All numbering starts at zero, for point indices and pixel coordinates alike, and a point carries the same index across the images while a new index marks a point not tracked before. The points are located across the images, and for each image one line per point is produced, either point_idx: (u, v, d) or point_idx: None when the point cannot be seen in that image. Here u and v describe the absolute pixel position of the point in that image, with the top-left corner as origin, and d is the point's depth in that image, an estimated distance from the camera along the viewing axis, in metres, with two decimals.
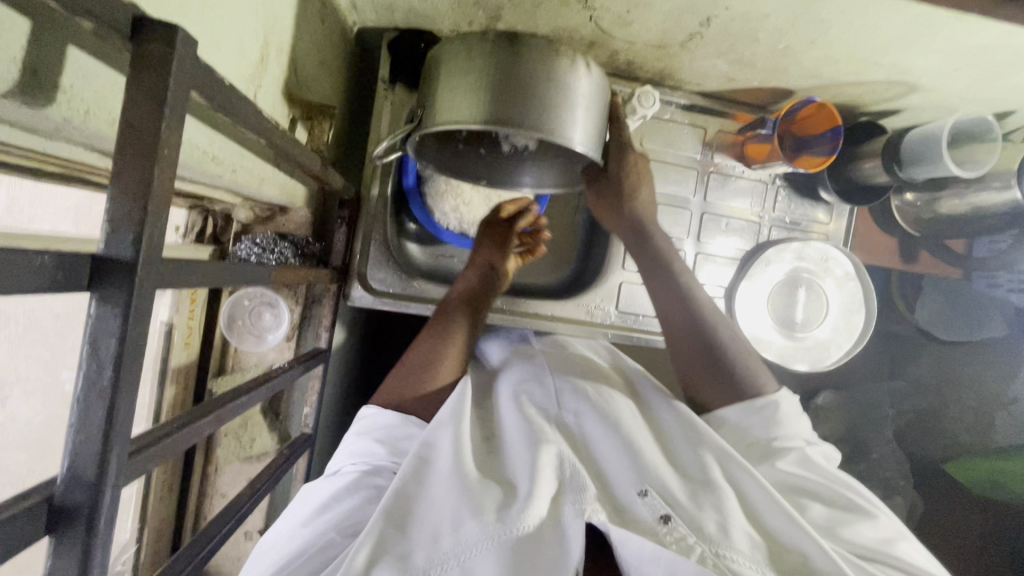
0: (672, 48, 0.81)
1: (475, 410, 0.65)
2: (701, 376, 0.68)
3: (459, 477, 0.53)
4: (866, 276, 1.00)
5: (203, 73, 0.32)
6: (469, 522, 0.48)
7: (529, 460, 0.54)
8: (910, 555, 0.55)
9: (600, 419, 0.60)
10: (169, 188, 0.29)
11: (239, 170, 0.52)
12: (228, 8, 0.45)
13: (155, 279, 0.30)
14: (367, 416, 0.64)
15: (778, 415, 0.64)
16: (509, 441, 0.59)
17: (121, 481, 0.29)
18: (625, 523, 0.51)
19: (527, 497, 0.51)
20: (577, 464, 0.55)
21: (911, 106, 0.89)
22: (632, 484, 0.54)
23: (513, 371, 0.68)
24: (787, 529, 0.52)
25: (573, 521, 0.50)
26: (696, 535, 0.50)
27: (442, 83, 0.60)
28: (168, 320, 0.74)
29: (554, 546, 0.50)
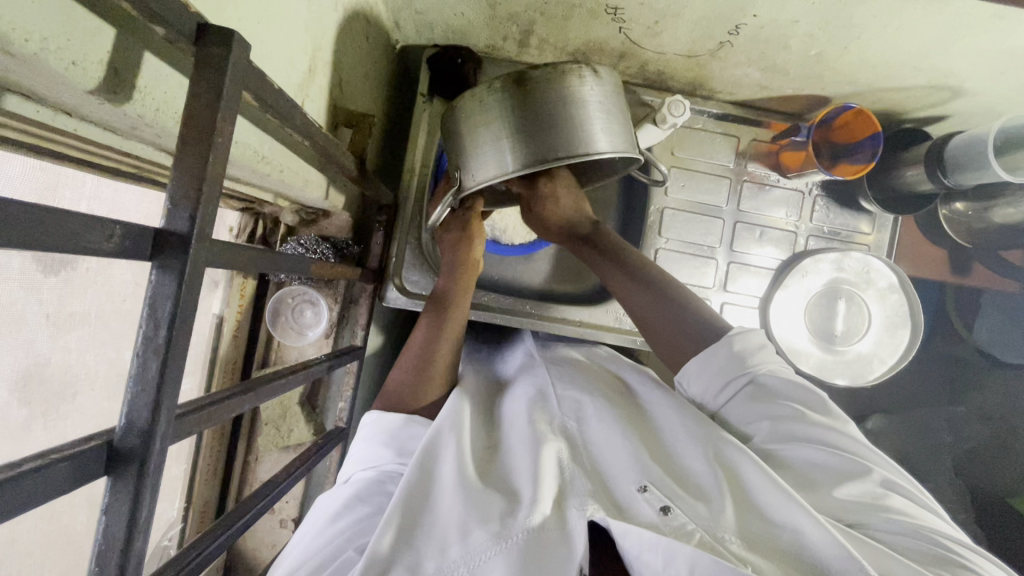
0: (702, 57, 0.82)
1: (482, 422, 0.65)
2: (654, 325, 0.68)
3: (462, 483, 0.52)
4: (911, 289, 0.96)
5: (256, 74, 0.36)
6: (477, 530, 0.47)
7: (530, 463, 0.54)
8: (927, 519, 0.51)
9: (601, 422, 0.60)
10: (222, 174, 0.33)
11: (286, 170, 0.57)
12: (280, 23, 0.50)
13: (206, 255, 0.33)
14: (368, 424, 0.63)
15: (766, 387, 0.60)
16: (511, 445, 0.59)
17: (169, 433, 0.33)
18: (626, 519, 0.49)
19: (530, 499, 0.50)
20: (578, 468, 0.54)
21: (957, 112, 0.86)
22: (631, 481, 0.53)
23: (522, 389, 0.69)
24: (783, 505, 0.49)
25: (576, 519, 0.49)
26: (697, 524, 0.48)
27: (472, 139, 0.66)
28: (219, 312, 0.81)
29: (560, 544, 0.47)
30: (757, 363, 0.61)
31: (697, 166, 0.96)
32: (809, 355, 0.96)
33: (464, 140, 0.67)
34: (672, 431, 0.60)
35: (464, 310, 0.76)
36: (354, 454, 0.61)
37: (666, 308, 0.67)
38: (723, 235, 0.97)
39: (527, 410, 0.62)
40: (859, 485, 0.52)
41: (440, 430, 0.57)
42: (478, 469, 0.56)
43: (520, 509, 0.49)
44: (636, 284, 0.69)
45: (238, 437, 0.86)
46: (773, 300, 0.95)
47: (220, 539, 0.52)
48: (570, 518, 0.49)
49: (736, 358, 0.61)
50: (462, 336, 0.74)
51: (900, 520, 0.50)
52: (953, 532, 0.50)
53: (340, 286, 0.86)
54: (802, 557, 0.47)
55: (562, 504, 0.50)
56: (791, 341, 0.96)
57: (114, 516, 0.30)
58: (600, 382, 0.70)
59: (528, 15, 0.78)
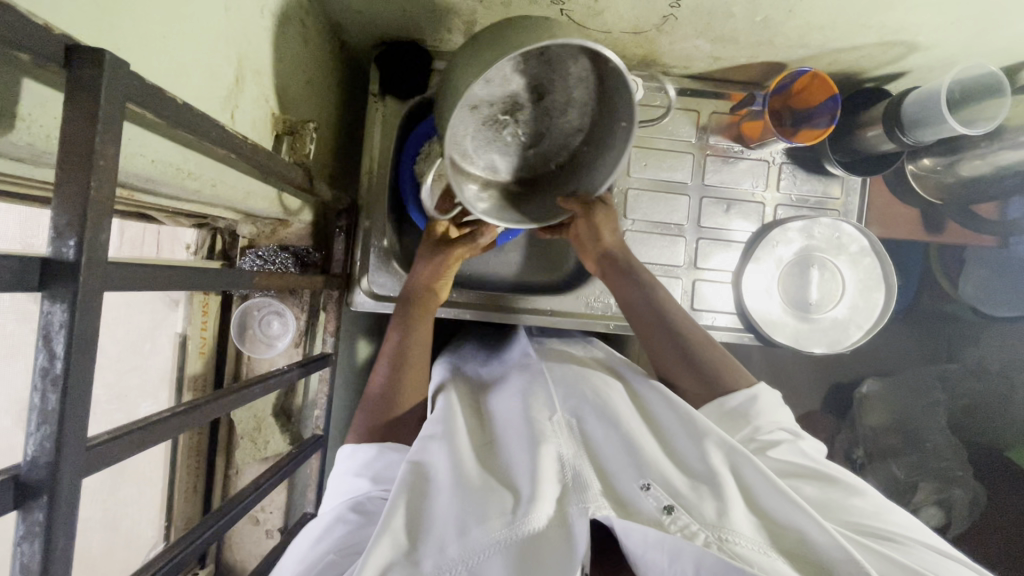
0: (649, 32, 0.80)
1: (475, 418, 0.64)
2: (669, 357, 0.71)
3: (459, 480, 0.51)
4: (883, 251, 0.94)
5: (143, 88, 0.35)
6: (475, 529, 0.47)
7: (527, 458, 0.52)
8: (906, 526, 0.53)
9: (600, 417, 0.58)
10: (111, 198, 0.32)
11: (219, 184, 0.56)
12: (193, 36, 0.50)
13: (105, 280, 0.33)
14: (346, 456, 0.62)
15: (754, 408, 0.64)
16: (507, 438, 0.58)
17: (82, 462, 0.33)
18: (628, 516, 0.49)
19: (528, 497, 0.49)
20: (577, 463, 0.53)
21: (915, 68, 0.84)
22: (633, 478, 0.52)
23: (513, 381, 0.67)
24: (784, 506, 0.49)
25: (577, 517, 0.48)
26: (699, 522, 0.48)
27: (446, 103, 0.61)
28: (182, 330, 0.81)
29: (560, 544, 0.47)
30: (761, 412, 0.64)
31: (658, 144, 0.95)
32: (784, 326, 0.95)
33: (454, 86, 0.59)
34: (671, 427, 0.59)
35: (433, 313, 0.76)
36: (334, 486, 0.61)
37: (680, 358, 0.70)
38: (690, 212, 0.96)
39: (520, 401, 0.60)
40: (861, 502, 0.54)
41: (431, 428, 0.57)
42: (473, 463, 0.54)
43: (517, 507, 0.48)
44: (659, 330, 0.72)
45: (217, 453, 0.85)
46: (744, 273, 0.94)
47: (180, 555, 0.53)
48: (571, 515, 0.49)
49: (750, 402, 0.64)
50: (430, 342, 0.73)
51: (887, 527, 0.52)
52: (940, 546, 0.52)
53: (304, 296, 0.87)
54: (804, 554, 0.47)
55: (562, 501, 0.50)
56: (766, 314, 0.95)
57: (27, 551, 0.30)
58: (590, 371, 0.68)
59: (468, 5, 0.77)
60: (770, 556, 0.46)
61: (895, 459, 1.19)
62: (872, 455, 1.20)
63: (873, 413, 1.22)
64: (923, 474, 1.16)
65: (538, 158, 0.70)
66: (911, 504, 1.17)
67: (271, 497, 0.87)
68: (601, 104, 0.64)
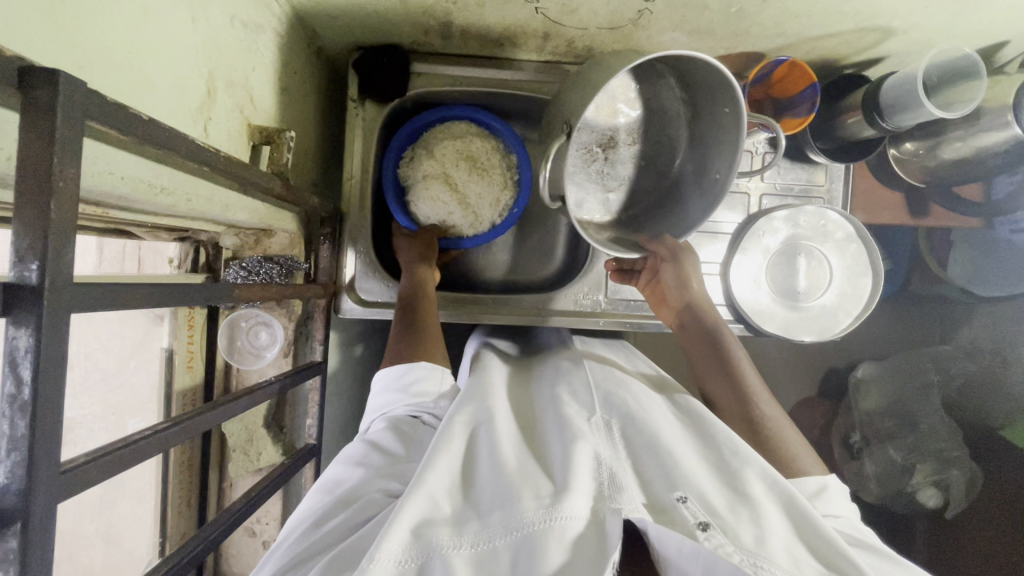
0: (625, 27, 0.80)
1: (515, 409, 0.63)
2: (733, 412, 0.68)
3: (498, 463, 0.51)
4: (868, 237, 0.94)
5: (103, 105, 0.35)
6: (511, 507, 0.46)
7: (567, 453, 0.52)
8: None
9: (640, 425, 0.58)
10: (74, 219, 0.32)
11: (194, 199, 0.56)
12: (160, 51, 0.49)
13: (72, 303, 0.33)
14: (382, 381, 0.68)
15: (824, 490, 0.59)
16: (545, 435, 0.57)
17: (56, 486, 0.32)
18: (662, 522, 0.47)
19: (567, 487, 0.48)
20: (614, 467, 0.52)
21: (893, 53, 0.84)
22: (669, 490, 0.50)
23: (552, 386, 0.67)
24: (820, 543, 0.48)
25: (610, 517, 0.47)
26: (735, 545, 0.46)
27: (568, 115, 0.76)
28: (167, 346, 0.80)
29: (592, 543, 0.45)
30: (826, 483, 0.60)
31: None
32: (773, 315, 0.94)
33: (578, 96, 0.74)
34: (707, 439, 0.58)
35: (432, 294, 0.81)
36: (377, 404, 0.66)
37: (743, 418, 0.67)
38: None
39: (562, 406, 0.61)
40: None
41: (476, 415, 0.57)
42: (513, 448, 0.54)
43: (553, 493, 0.47)
44: (725, 376, 0.71)
45: (209, 467, 0.84)
46: (731, 264, 0.94)
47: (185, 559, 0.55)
48: (606, 519, 0.47)
49: (820, 493, 0.59)
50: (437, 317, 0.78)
51: None
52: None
53: (292, 305, 0.86)
54: None
55: (596, 502, 0.49)
56: (756, 304, 0.95)
57: None
58: (628, 380, 0.69)
59: (442, 7, 0.77)
60: None
61: (892, 442, 1.19)
62: (869, 439, 1.22)
63: (869, 398, 1.24)
64: (920, 456, 1.17)
65: (628, 190, 0.84)
66: (909, 486, 1.18)
67: (266, 508, 0.87)
68: (708, 132, 0.75)
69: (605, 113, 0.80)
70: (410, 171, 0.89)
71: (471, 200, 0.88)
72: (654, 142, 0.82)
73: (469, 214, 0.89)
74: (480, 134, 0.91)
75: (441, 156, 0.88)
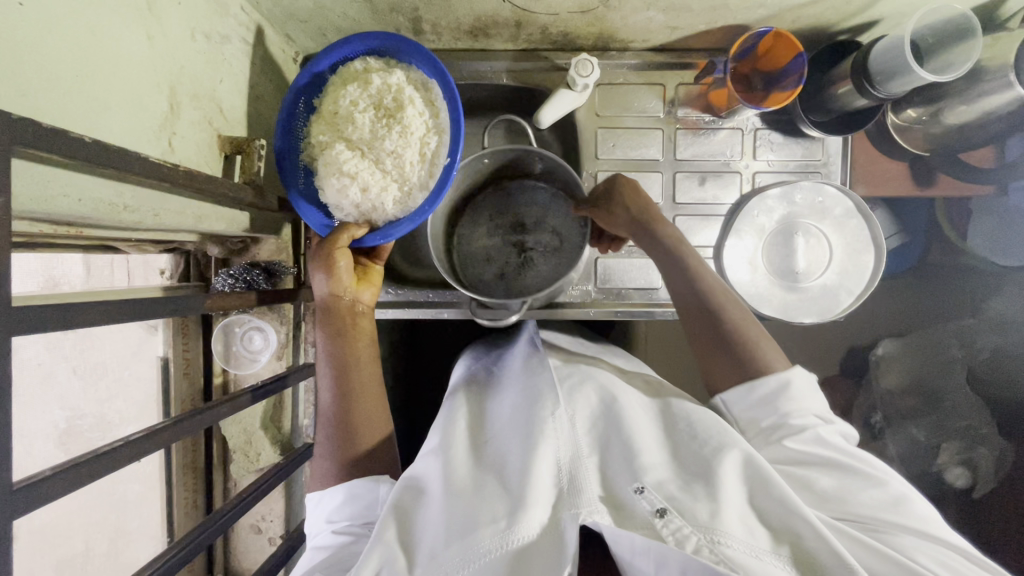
0: (597, 9, 0.77)
1: (480, 418, 0.63)
2: (705, 342, 0.67)
3: (453, 488, 0.50)
4: (868, 211, 0.90)
5: (37, 131, 0.36)
6: (466, 537, 0.46)
7: (524, 462, 0.51)
8: (919, 518, 0.52)
9: (602, 419, 0.57)
10: (4, 247, 0.33)
11: (163, 214, 0.57)
12: (113, 70, 0.50)
13: (9, 328, 0.34)
14: (323, 497, 0.61)
15: (788, 393, 0.61)
16: (502, 439, 0.56)
17: (7, 505, 0.34)
18: (621, 520, 0.47)
19: (519, 501, 0.48)
20: (574, 467, 0.51)
21: (886, 15, 0.79)
22: (628, 481, 0.50)
23: (517, 386, 0.65)
24: (783, 512, 0.48)
25: (568, 524, 0.46)
26: (693, 525, 0.46)
27: (465, 250, 0.93)
28: (163, 354, 0.84)
29: (552, 553, 0.45)
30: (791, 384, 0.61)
31: (625, 123, 0.93)
32: (771, 297, 0.92)
33: (458, 239, 0.93)
34: (678, 433, 0.57)
35: (367, 331, 0.70)
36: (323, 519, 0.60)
37: (705, 334, 0.67)
38: (664, 190, 0.94)
39: (522, 405, 0.59)
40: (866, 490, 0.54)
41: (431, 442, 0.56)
42: (469, 471, 0.53)
43: (508, 513, 0.47)
44: (710, 320, 0.67)
45: (214, 470, 0.89)
46: (725, 247, 0.91)
47: (192, 544, 0.58)
48: (564, 524, 0.46)
49: (781, 390, 0.61)
50: (372, 359, 0.68)
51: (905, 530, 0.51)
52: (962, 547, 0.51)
53: (283, 309, 0.87)
54: (800, 557, 0.46)
55: (556, 507, 0.48)
56: (754, 287, 0.92)
57: None
58: (601, 373, 0.66)
59: (408, 3, 0.76)
60: (763, 560, 0.44)
61: (915, 421, 1.15)
62: (891, 418, 1.18)
63: (889, 375, 1.18)
64: (944, 435, 1.12)
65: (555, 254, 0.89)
66: (935, 465, 1.14)
67: (270, 506, 0.89)
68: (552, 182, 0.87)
69: (489, 250, 0.92)
70: (309, 147, 0.72)
71: (388, 161, 0.69)
72: (538, 221, 0.91)
73: (399, 183, 0.71)
74: (382, 68, 0.71)
75: (335, 116, 0.70)
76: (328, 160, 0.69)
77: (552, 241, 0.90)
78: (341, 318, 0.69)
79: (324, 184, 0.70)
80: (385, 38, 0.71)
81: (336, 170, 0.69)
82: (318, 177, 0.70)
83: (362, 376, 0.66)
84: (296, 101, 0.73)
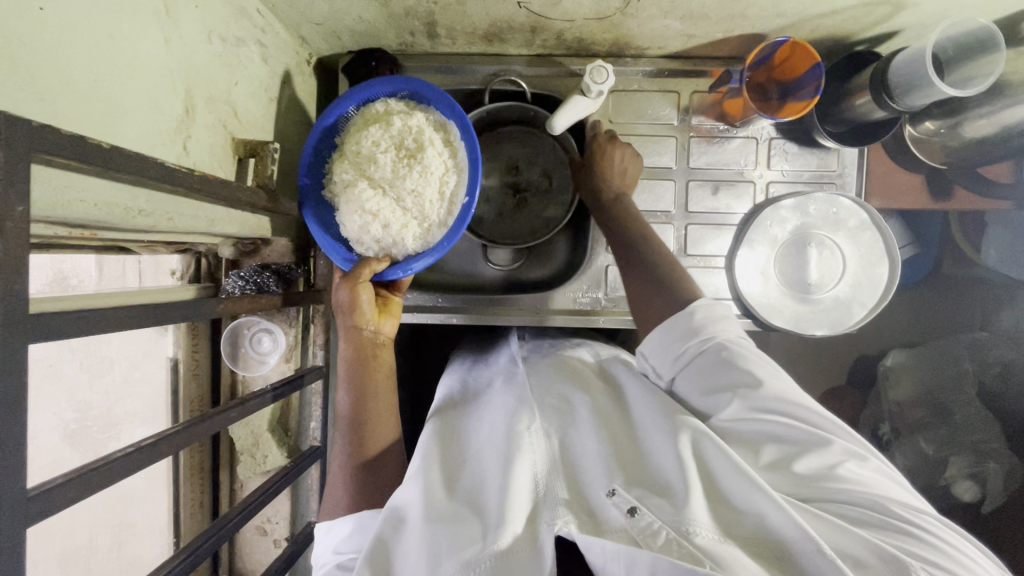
0: (613, 16, 0.77)
1: (454, 429, 0.63)
2: (639, 299, 0.70)
3: (428, 511, 0.50)
4: (883, 223, 0.89)
5: (57, 138, 0.36)
6: (445, 563, 0.45)
7: (500, 480, 0.51)
8: (857, 475, 0.50)
9: (578, 430, 0.58)
10: (22, 255, 0.33)
11: (177, 217, 0.57)
12: (130, 74, 0.50)
13: (27, 336, 0.34)
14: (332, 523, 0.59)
15: (695, 324, 0.61)
16: (478, 456, 0.57)
17: (20, 515, 0.34)
18: (596, 528, 0.47)
19: (496, 520, 0.48)
20: (549, 479, 0.52)
21: (906, 26, 0.79)
22: (602, 486, 0.51)
23: (495, 402, 0.65)
24: (750, 495, 0.47)
25: (546, 535, 0.47)
26: (667, 523, 0.46)
27: None
28: (173, 354, 0.86)
29: (528, 562, 0.45)
30: (714, 330, 0.60)
31: (639, 130, 0.92)
32: (783, 308, 0.91)
33: None
34: (647, 428, 0.58)
35: (386, 365, 0.70)
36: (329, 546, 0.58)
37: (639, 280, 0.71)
38: (677, 198, 0.93)
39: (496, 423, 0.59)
40: (813, 457, 0.51)
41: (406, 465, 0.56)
42: (445, 491, 0.53)
43: (486, 533, 0.47)
44: (648, 276, 0.70)
45: (221, 470, 0.89)
46: (737, 257, 0.91)
47: (203, 546, 0.59)
48: (542, 534, 0.47)
49: (695, 321, 0.61)
50: (389, 392, 0.69)
51: (855, 491, 0.49)
52: (908, 500, 0.50)
53: (293, 311, 0.87)
54: (770, 543, 0.45)
55: (533, 520, 0.48)
56: (765, 298, 0.91)
57: None
58: (577, 386, 0.66)
59: (424, 7, 0.76)
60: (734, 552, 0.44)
61: (924, 433, 1.12)
62: (900, 430, 1.16)
63: (898, 386, 1.18)
64: (955, 450, 1.09)
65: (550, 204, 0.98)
66: (944, 479, 1.10)
67: (275, 507, 0.90)
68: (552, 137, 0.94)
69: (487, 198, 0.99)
70: (331, 183, 0.72)
71: (409, 200, 0.70)
72: (530, 163, 0.98)
73: (419, 221, 0.72)
74: (405, 109, 0.72)
75: (358, 155, 0.70)
76: (350, 195, 0.69)
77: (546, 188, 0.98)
78: (361, 351, 0.70)
79: (345, 219, 0.71)
80: (409, 81, 0.72)
81: (358, 206, 0.69)
82: (340, 210, 0.70)
83: (379, 408, 0.66)
84: (322, 137, 0.73)
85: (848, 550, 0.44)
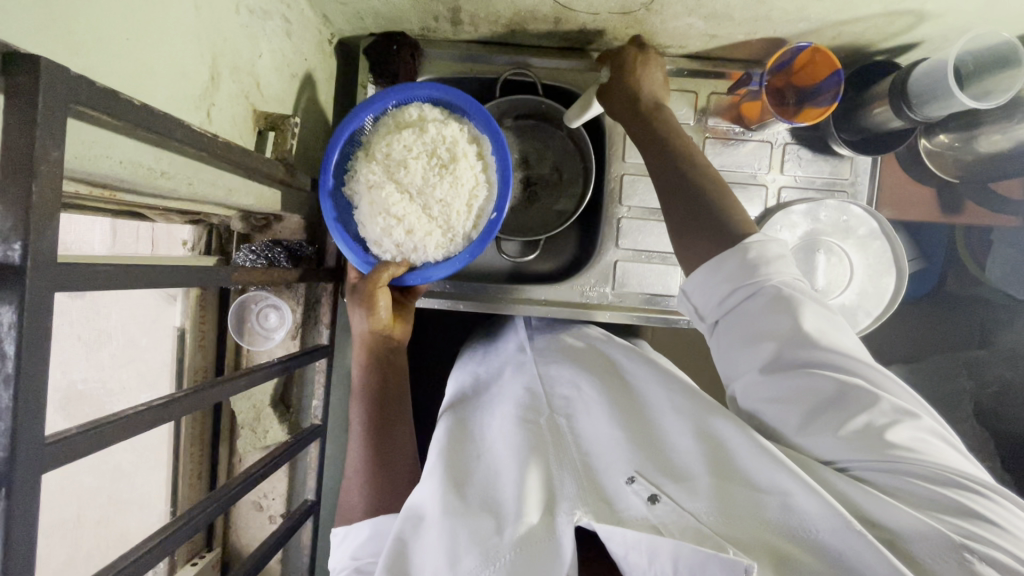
0: (638, 12, 0.77)
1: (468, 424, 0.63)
2: (684, 235, 0.65)
3: (445, 505, 0.50)
4: (892, 234, 0.90)
5: (95, 90, 0.36)
6: (465, 558, 0.46)
7: (516, 475, 0.51)
8: (904, 436, 0.48)
9: (591, 419, 0.59)
10: (56, 202, 0.33)
11: (196, 183, 0.57)
12: (160, 36, 0.50)
13: (56, 282, 0.34)
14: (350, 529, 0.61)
15: (749, 262, 0.58)
16: (492, 452, 0.57)
17: (38, 459, 0.34)
18: (615, 518, 0.47)
19: (515, 512, 0.48)
20: (564, 470, 0.52)
21: (928, 38, 0.79)
22: (620, 472, 0.51)
23: (507, 391, 0.66)
24: (769, 470, 0.48)
25: (565, 525, 0.47)
26: (686, 511, 0.47)
27: None
28: (180, 324, 0.86)
29: (548, 551, 0.46)
30: (769, 273, 0.57)
31: None
32: None
33: None
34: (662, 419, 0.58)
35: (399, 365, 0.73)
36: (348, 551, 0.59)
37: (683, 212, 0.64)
38: None
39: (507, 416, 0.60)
40: (858, 418, 0.50)
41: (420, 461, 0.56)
42: (460, 485, 0.53)
43: (504, 527, 0.48)
44: (687, 201, 0.64)
45: (220, 442, 0.90)
46: None
47: (206, 514, 0.60)
48: (559, 524, 0.47)
49: (744, 256, 0.58)
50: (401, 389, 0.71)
51: (904, 461, 0.48)
52: (954, 459, 0.49)
53: (300, 288, 0.87)
54: (790, 526, 0.46)
55: (550, 511, 0.49)
56: None
57: None
58: (587, 374, 0.67)
59: None
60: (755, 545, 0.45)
61: None
62: None
63: None
64: None
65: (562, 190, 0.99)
66: None
67: (273, 483, 0.90)
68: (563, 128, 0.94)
69: None
70: (354, 181, 0.71)
71: (436, 208, 0.70)
72: (540, 156, 0.99)
73: (444, 230, 0.72)
74: (440, 117, 0.72)
75: (388, 159, 0.70)
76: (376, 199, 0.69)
77: (557, 175, 0.99)
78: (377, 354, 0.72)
79: (368, 228, 0.71)
80: (450, 92, 0.71)
81: (383, 210, 0.69)
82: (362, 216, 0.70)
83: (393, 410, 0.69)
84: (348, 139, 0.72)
85: (888, 528, 0.46)
